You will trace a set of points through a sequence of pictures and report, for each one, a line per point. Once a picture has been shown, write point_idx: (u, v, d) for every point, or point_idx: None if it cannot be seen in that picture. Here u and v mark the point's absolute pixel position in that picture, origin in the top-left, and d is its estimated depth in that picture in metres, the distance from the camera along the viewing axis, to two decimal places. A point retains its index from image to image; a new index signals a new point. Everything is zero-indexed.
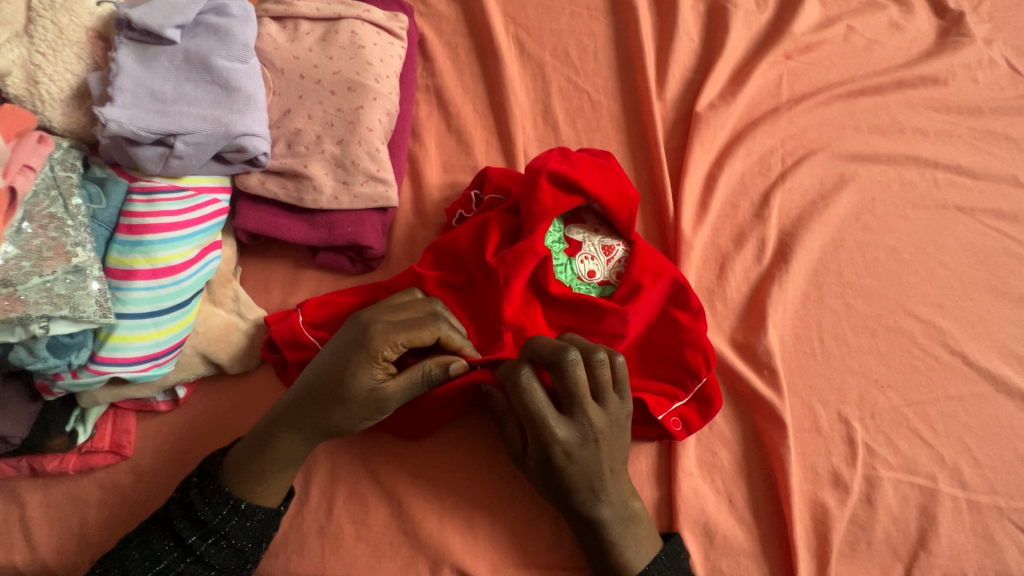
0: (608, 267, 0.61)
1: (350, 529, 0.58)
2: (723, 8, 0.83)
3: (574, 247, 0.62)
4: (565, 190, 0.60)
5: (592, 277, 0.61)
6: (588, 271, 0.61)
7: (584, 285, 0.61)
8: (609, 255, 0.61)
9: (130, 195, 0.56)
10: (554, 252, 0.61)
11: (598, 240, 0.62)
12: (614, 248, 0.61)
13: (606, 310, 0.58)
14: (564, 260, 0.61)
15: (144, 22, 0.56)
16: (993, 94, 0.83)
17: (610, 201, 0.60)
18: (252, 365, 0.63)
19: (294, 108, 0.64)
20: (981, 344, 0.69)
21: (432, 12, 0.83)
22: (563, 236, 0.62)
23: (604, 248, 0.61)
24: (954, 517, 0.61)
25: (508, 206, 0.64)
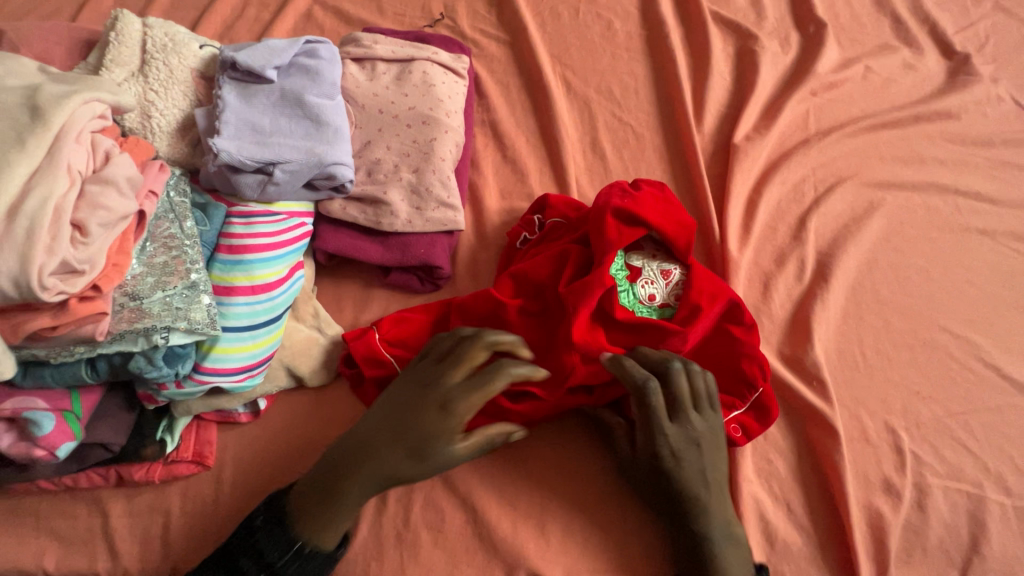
0: (666, 290, 0.65)
1: (428, 536, 0.60)
2: (751, 51, 0.91)
3: (634, 273, 0.66)
4: (628, 222, 0.65)
5: (651, 300, 0.65)
6: (649, 295, 0.65)
7: (644, 309, 0.65)
8: (667, 279, 0.65)
9: (230, 219, 0.61)
10: (617, 280, 0.65)
11: (656, 265, 0.66)
12: (671, 274, 0.65)
13: (669, 333, 0.62)
14: (626, 286, 0.65)
15: (248, 64, 0.63)
16: (1003, 128, 0.91)
17: (669, 231, 0.65)
18: (330, 378, 0.66)
19: (373, 139, 0.70)
20: (1013, 358, 0.73)
21: (485, 54, 0.91)
22: (624, 264, 0.66)
23: (662, 273, 0.65)
24: (1004, 524, 0.63)
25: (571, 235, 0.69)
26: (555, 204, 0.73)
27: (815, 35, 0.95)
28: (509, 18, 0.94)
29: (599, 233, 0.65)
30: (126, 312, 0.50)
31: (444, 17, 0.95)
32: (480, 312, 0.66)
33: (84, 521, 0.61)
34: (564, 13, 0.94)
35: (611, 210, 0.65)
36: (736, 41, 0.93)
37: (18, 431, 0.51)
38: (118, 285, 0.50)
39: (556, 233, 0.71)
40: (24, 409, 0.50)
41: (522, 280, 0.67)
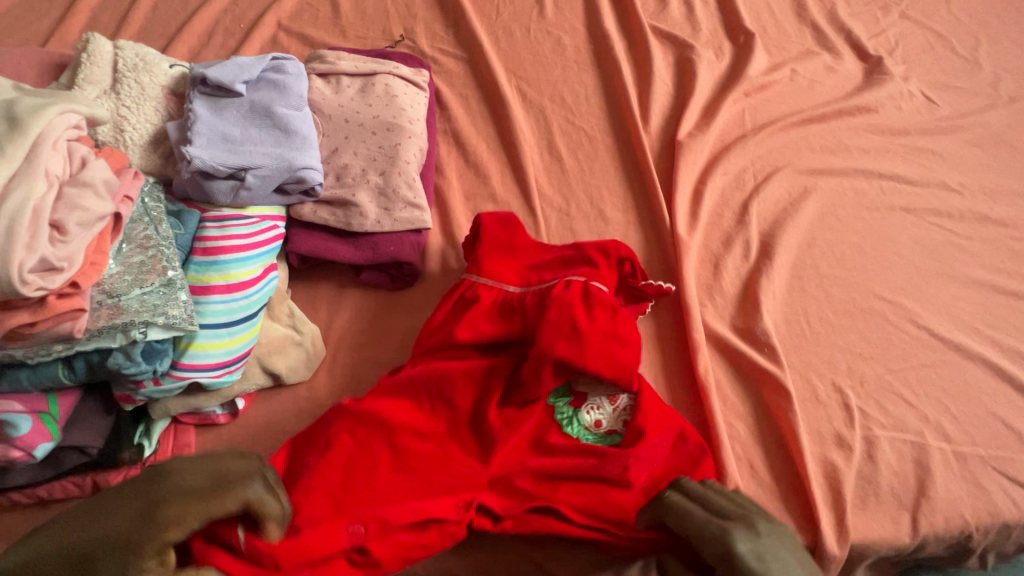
0: (613, 416, 0.65)
1: None
2: (688, 59, 1.00)
3: (579, 399, 0.67)
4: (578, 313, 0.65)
5: (598, 426, 0.65)
6: (595, 421, 0.65)
7: (581, 436, 0.64)
8: (613, 405, 0.66)
9: (204, 223, 0.64)
10: (557, 410, 0.66)
11: (601, 393, 0.66)
12: (617, 400, 0.66)
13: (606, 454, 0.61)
14: (571, 413, 0.66)
15: (218, 78, 0.67)
16: (915, 119, 1.01)
17: (612, 339, 0.65)
18: (307, 374, 0.67)
19: (340, 146, 0.74)
20: (940, 318, 0.80)
21: (444, 70, 0.97)
22: (567, 388, 0.68)
23: (607, 400, 0.66)
24: (945, 468, 0.69)
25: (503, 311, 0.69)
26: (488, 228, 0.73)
27: (744, 44, 1.04)
28: (465, 37, 1.01)
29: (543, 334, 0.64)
30: (105, 309, 0.52)
31: (404, 38, 1.02)
32: (397, 405, 0.64)
33: None
34: (516, 32, 1.02)
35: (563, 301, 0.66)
36: (675, 51, 1.02)
37: None
38: (96, 283, 0.52)
39: (488, 318, 0.69)
40: (0, 411, 0.51)
41: (451, 378, 0.65)
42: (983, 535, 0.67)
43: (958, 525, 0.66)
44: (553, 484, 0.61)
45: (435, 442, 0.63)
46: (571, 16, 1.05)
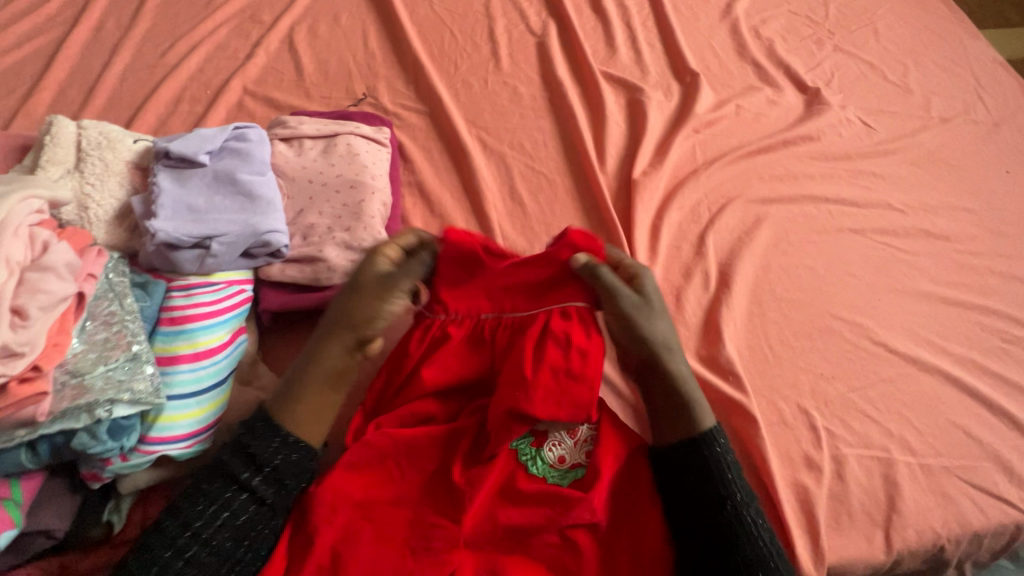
0: (575, 449, 0.67)
1: None
2: (639, 101, 1.05)
3: (540, 437, 0.67)
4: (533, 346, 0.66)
5: (562, 462, 0.66)
6: (558, 457, 0.66)
7: (547, 476, 0.65)
8: (574, 437, 0.67)
9: (171, 292, 0.65)
10: (522, 451, 0.66)
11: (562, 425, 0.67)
12: (576, 432, 0.67)
13: (570, 500, 0.62)
14: (533, 453, 0.66)
15: (181, 152, 0.69)
16: (855, 144, 1.07)
17: (564, 380, 0.64)
18: None
19: (305, 207, 0.76)
20: (895, 333, 0.83)
21: (406, 124, 1.01)
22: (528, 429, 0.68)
23: (568, 432, 0.67)
24: (913, 481, 0.71)
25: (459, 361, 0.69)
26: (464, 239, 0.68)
27: (691, 83, 1.10)
28: (426, 92, 1.05)
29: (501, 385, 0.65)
30: (68, 390, 0.52)
31: (366, 96, 1.06)
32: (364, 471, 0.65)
33: None
34: (475, 84, 1.07)
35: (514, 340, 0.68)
36: (626, 94, 1.08)
37: None
38: (59, 364, 0.53)
39: (453, 364, 0.69)
40: None
41: (413, 438, 0.65)
42: (955, 546, 0.69)
43: (930, 537, 0.68)
44: (523, 541, 0.63)
45: (407, 511, 0.64)
46: (526, 67, 1.10)
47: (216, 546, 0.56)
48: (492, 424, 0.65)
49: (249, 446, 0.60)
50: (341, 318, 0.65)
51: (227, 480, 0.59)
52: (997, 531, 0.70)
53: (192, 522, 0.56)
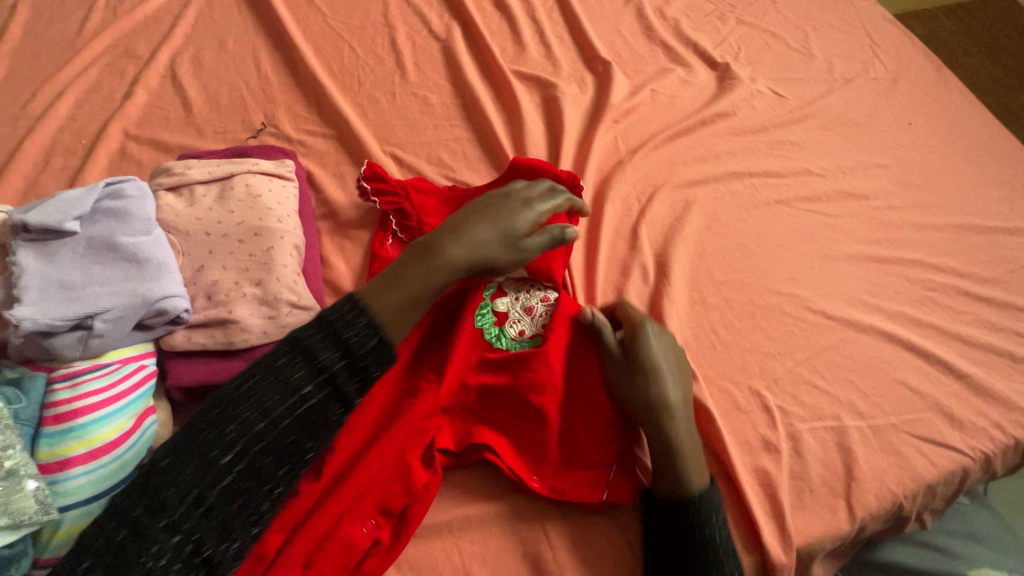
0: (533, 323, 0.74)
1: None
2: (554, 97, 1.03)
3: (502, 317, 0.74)
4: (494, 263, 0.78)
5: (522, 335, 0.73)
6: (518, 331, 0.73)
7: (510, 346, 0.72)
8: (531, 314, 0.74)
9: (53, 384, 0.57)
10: (486, 328, 0.73)
11: (519, 306, 0.75)
12: (534, 309, 0.75)
13: (528, 359, 0.70)
14: (497, 331, 0.73)
15: (42, 222, 0.60)
16: (770, 115, 1.09)
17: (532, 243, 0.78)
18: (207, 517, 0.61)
19: (206, 263, 0.68)
20: (830, 299, 0.85)
21: (313, 151, 0.94)
22: (491, 310, 0.74)
23: (525, 310, 0.75)
24: (865, 445, 0.72)
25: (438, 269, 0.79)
26: (425, 194, 0.85)
27: (603, 73, 1.09)
28: (330, 114, 0.98)
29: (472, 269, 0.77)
30: None
31: (265, 125, 0.98)
32: None
33: None
34: (382, 99, 1.01)
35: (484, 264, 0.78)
36: (541, 91, 1.05)
37: None
38: None
39: None
40: None
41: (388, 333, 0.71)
42: (912, 501, 0.71)
43: (888, 498, 0.69)
44: (497, 420, 0.70)
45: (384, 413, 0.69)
46: (434, 75, 1.05)
47: (225, 492, 0.54)
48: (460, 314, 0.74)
49: (259, 393, 0.57)
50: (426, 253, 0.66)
51: (234, 425, 0.56)
52: (947, 478, 0.72)
53: (201, 470, 0.54)
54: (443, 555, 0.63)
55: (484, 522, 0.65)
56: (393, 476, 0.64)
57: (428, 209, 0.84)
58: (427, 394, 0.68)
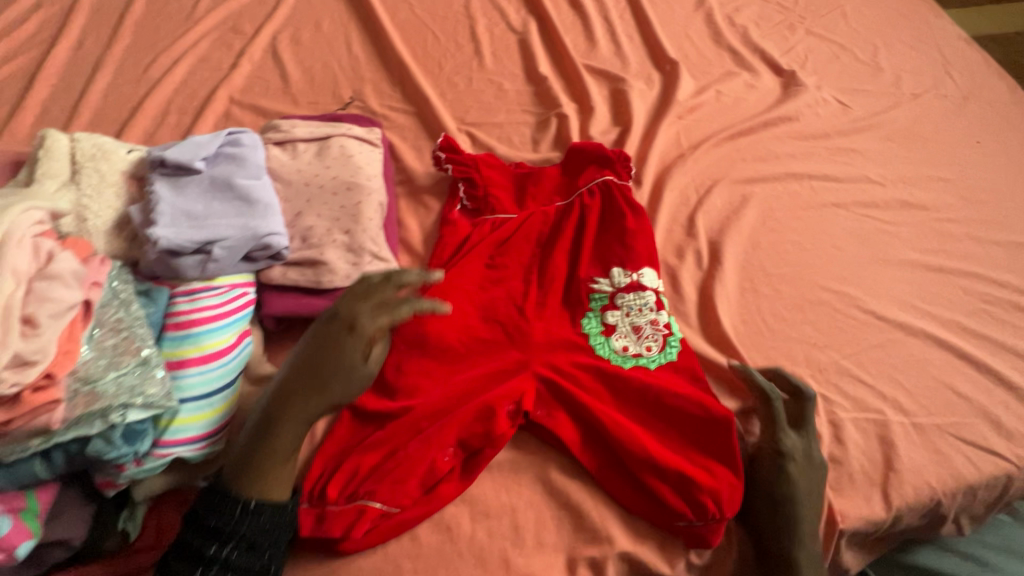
0: (637, 342, 0.77)
1: (466, 511, 0.66)
2: (622, 91, 1.08)
3: (609, 329, 0.79)
4: (597, 271, 0.83)
5: (626, 350, 0.77)
6: (623, 346, 0.77)
7: (611, 358, 0.76)
8: (637, 334, 0.78)
9: (174, 298, 0.65)
10: (593, 335, 0.78)
11: (629, 323, 0.78)
12: (642, 328, 0.78)
13: (617, 373, 0.74)
14: (602, 340, 0.78)
15: (177, 159, 0.69)
16: (833, 122, 1.11)
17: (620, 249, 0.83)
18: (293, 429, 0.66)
19: (303, 210, 0.77)
20: (881, 300, 0.86)
21: (395, 125, 1.02)
22: (599, 319, 0.79)
23: (633, 329, 0.78)
24: (908, 440, 0.73)
25: (528, 258, 0.84)
26: (488, 164, 0.90)
27: (671, 72, 1.13)
28: (412, 93, 1.06)
29: (563, 268, 0.83)
30: (80, 397, 0.52)
31: (353, 99, 1.07)
32: (443, 343, 0.73)
33: None
34: (460, 82, 1.09)
35: (582, 267, 0.83)
36: (609, 85, 1.10)
37: None
38: (70, 372, 0.53)
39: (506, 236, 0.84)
40: None
41: (487, 310, 0.78)
42: (951, 499, 0.71)
43: (927, 492, 0.70)
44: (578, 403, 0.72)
45: (476, 375, 0.72)
46: (510, 64, 1.12)
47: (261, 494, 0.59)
48: (552, 307, 0.80)
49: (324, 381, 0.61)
50: (309, 368, 0.60)
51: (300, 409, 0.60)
52: (989, 483, 0.73)
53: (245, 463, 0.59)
54: (492, 491, 0.67)
55: (538, 474, 0.69)
56: (475, 418, 0.68)
57: (497, 183, 0.89)
58: (523, 370, 0.74)
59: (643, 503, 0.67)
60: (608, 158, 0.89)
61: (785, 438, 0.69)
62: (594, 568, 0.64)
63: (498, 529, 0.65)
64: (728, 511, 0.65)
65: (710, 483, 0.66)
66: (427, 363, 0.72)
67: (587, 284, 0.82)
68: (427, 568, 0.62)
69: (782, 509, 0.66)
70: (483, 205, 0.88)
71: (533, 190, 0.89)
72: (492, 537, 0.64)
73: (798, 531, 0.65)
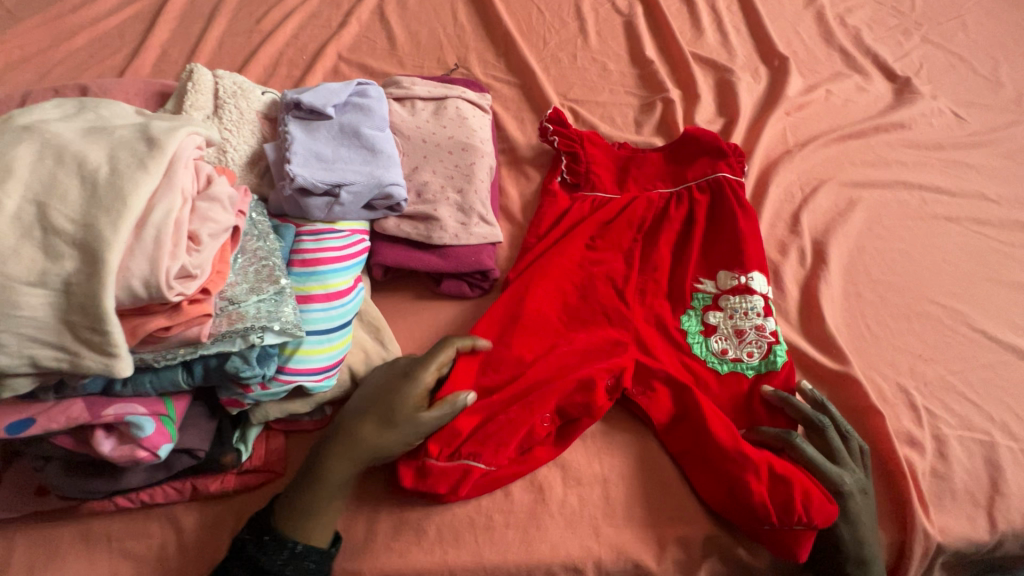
0: (738, 347, 0.73)
1: (557, 476, 0.66)
2: (729, 81, 1.05)
3: (709, 329, 0.75)
4: (702, 271, 0.79)
5: (724, 353, 0.73)
6: (722, 349, 0.73)
7: (708, 359, 0.73)
8: (740, 338, 0.74)
9: (301, 237, 0.68)
10: (692, 333, 0.75)
11: (731, 325, 0.74)
12: (745, 333, 0.74)
13: (712, 376, 0.72)
14: (701, 339, 0.75)
15: (312, 103, 0.72)
16: (948, 134, 1.06)
17: (728, 250, 0.79)
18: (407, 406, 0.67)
19: (420, 165, 0.78)
20: (993, 320, 0.83)
21: (499, 95, 1.03)
22: (699, 318, 0.76)
23: (735, 332, 0.74)
24: (1016, 465, 0.70)
25: (630, 244, 0.82)
26: (592, 140, 0.89)
27: (779, 67, 1.10)
28: (516, 65, 1.07)
29: (663, 261, 0.80)
30: (226, 315, 0.55)
31: (458, 66, 1.08)
32: (540, 318, 0.74)
33: (158, 537, 0.63)
34: (564, 59, 1.08)
35: (688, 264, 0.80)
36: (715, 74, 1.08)
37: (117, 435, 0.55)
38: (219, 291, 0.56)
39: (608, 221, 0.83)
40: (126, 413, 0.54)
41: (587, 291, 0.78)
42: None
43: None
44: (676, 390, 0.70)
45: (571, 352, 0.72)
46: (614, 45, 1.11)
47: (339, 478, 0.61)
48: (651, 297, 0.78)
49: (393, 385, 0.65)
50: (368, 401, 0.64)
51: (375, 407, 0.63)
52: None
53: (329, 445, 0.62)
54: (584, 460, 0.67)
55: (628, 450, 0.68)
56: (570, 390, 0.68)
57: (601, 162, 0.88)
58: (622, 349, 0.72)
59: (726, 496, 0.62)
60: (718, 150, 0.85)
61: (845, 479, 0.63)
62: (684, 549, 0.63)
63: (589, 497, 0.64)
64: (817, 521, 0.59)
65: (802, 491, 0.60)
66: (526, 331, 0.73)
67: (690, 281, 0.79)
68: (518, 524, 0.63)
69: (833, 551, 0.63)
70: (582, 181, 0.87)
71: (635, 173, 0.87)
72: (583, 504, 0.64)
73: (869, 574, 0.62)
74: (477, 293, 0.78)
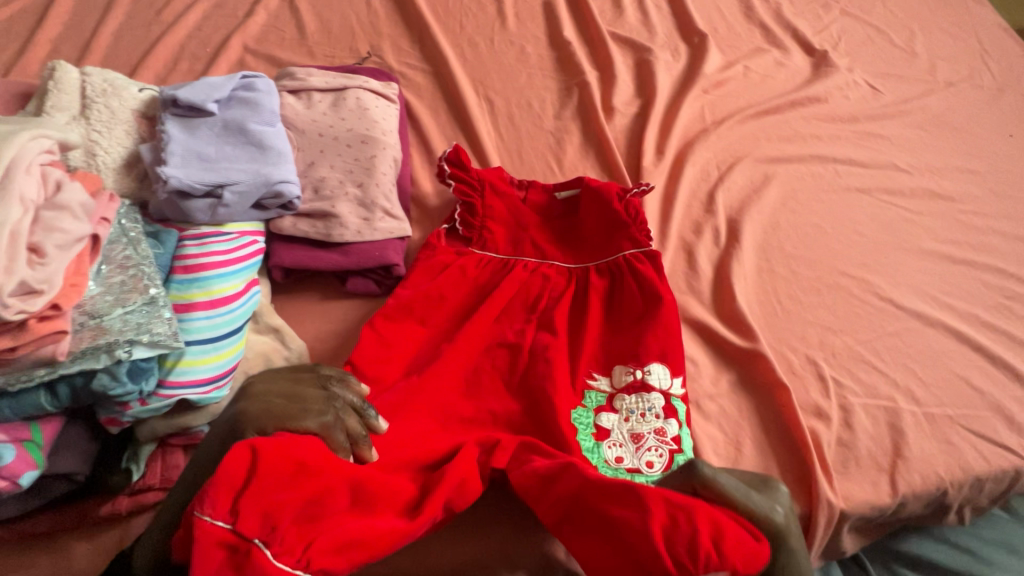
0: (636, 454, 0.65)
1: None
2: (647, 61, 1.04)
3: (602, 432, 0.66)
4: (596, 367, 0.71)
5: (619, 461, 0.64)
6: (616, 456, 0.64)
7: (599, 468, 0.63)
8: (637, 442, 0.65)
9: (183, 242, 0.64)
10: (583, 435, 0.66)
11: (626, 429, 0.66)
12: (642, 438, 0.66)
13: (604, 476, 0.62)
14: (593, 444, 0.65)
15: (189, 99, 0.67)
16: (863, 107, 1.07)
17: (634, 346, 0.70)
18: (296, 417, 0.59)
19: (317, 160, 0.76)
20: (900, 288, 0.84)
21: (412, 83, 0.99)
22: (593, 421, 0.67)
23: (632, 437, 0.66)
24: (918, 429, 0.72)
25: (512, 335, 0.72)
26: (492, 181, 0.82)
27: (698, 44, 1.09)
28: (431, 51, 1.04)
29: (556, 342, 0.71)
30: (87, 331, 0.52)
31: (371, 55, 1.04)
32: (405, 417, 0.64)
33: (45, 564, 0.59)
34: (481, 43, 1.05)
35: (582, 358, 0.71)
36: (634, 54, 1.07)
37: None
38: (77, 304, 0.52)
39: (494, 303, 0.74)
40: None
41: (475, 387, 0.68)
42: (958, 490, 0.71)
43: (935, 481, 0.69)
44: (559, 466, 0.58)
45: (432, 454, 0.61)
46: (532, 27, 1.09)
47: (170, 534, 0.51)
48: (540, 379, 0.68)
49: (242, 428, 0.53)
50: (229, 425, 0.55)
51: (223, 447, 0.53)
52: (998, 477, 0.72)
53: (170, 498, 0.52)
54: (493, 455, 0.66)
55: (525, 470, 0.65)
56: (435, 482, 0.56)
57: (496, 216, 0.82)
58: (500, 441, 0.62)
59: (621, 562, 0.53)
60: (622, 220, 0.79)
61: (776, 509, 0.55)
62: None
63: (498, 491, 0.64)
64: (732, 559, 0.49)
65: (708, 518, 0.50)
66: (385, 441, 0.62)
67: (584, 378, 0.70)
68: None
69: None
70: (474, 236, 0.81)
71: (533, 233, 0.82)
72: (492, 499, 0.64)
73: None
74: (386, 290, 0.75)
